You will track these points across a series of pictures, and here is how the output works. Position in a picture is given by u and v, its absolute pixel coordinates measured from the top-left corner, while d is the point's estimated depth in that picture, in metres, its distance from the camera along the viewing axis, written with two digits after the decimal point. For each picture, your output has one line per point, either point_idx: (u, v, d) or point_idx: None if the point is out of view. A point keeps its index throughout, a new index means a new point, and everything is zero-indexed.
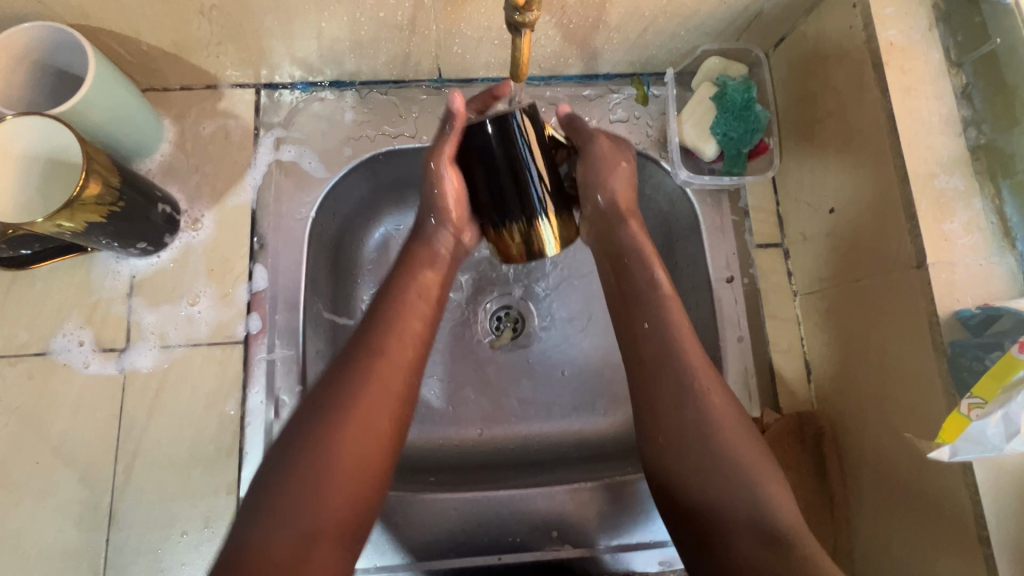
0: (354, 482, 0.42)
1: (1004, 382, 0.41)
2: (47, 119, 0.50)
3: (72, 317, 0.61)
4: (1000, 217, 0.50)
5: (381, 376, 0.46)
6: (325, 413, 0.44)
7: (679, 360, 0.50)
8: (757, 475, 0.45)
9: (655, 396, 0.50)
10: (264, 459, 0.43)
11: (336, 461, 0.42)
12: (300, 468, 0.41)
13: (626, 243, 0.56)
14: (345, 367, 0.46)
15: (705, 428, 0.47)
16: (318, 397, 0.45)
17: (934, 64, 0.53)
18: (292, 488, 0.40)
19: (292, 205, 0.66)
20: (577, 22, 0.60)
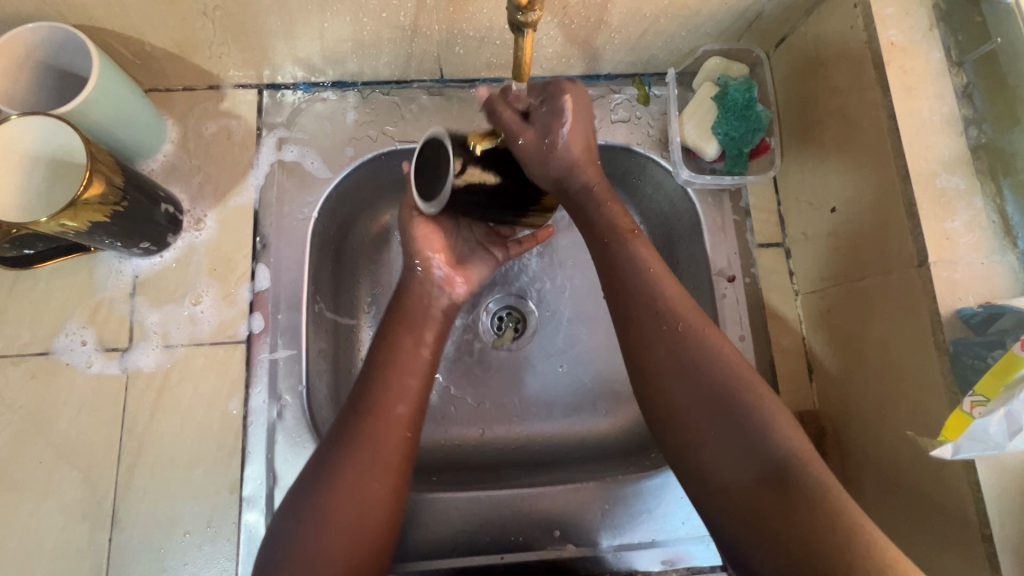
0: (359, 539, 0.47)
1: (1006, 378, 0.41)
2: (51, 119, 0.50)
3: (75, 317, 0.61)
4: (1001, 216, 0.50)
5: (377, 433, 0.50)
6: (325, 472, 0.48)
7: (669, 308, 0.50)
8: (757, 403, 0.45)
9: (647, 339, 0.50)
10: (278, 511, 0.48)
11: (339, 521, 0.46)
12: (307, 538, 0.45)
13: (598, 219, 0.54)
14: (345, 429, 0.50)
15: (694, 367, 0.47)
16: (320, 456, 0.50)
17: (935, 64, 0.53)
18: (298, 541, 0.45)
19: (295, 205, 0.66)
20: (578, 22, 0.60)
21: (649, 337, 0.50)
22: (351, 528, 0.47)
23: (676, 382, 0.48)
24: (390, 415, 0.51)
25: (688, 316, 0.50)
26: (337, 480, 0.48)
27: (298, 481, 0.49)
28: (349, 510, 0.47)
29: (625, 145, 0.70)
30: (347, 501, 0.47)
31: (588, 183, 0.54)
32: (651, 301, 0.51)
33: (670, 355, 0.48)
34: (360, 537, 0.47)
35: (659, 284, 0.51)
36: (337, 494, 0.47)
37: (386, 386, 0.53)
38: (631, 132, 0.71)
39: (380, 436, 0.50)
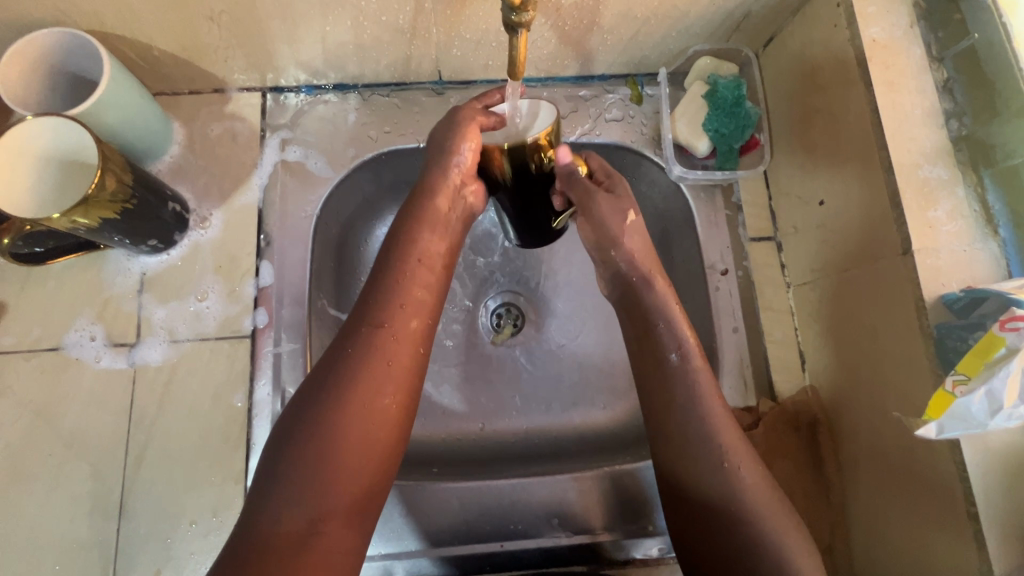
0: (365, 453, 0.46)
1: (987, 359, 0.42)
2: (65, 120, 0.52)
3: (84, 313, 0.63)
4: (983, 204, 0.52)
5: (386, 351, 0.49)
6: (331, 388, 0.46)
7: (723, 443, 0.50)
8: (779, 534, 0.47)
9: (694, 470, 0.50)
10: (276, 426, 0.46)
11: (347, 435, 0.45)
12: (307, 459, 0.43)
13: (647, 300, 0.56)
14: (350, 339, 0.49)
15: (744, 507, 0.48)
16: (325, 367, 0.48)
17: (916, 60, 0.55)
18: (301, 457, 0.43)
19: (298, 203, 0.68)
20: (571, 24, 0.62)
21: (695, 466, 0.50)
22: (362, 447, 0.45)
23: (727, 522, 0.48)
24: (401, 330, 0.50)
25: (741, 452, 0.50)
26: (342, 399, 0.46)
27: (296, 398, 0.47)
28: (359, 428, 0.45)
29: (619, 143, 0.72)
30: (356, 418, 0.45)
31: (646, 279, 0.56)
32: (711, 441, 0.50)
33: (723, 487, 0.49)
34: (367, 456, 0.46)
35: (715, 419, 0.51)
36: (347, 414, 0.45)
37: (398, 298, 0.51)
38: (624, 130, 0.72)
39: (389, 350, 0.49)
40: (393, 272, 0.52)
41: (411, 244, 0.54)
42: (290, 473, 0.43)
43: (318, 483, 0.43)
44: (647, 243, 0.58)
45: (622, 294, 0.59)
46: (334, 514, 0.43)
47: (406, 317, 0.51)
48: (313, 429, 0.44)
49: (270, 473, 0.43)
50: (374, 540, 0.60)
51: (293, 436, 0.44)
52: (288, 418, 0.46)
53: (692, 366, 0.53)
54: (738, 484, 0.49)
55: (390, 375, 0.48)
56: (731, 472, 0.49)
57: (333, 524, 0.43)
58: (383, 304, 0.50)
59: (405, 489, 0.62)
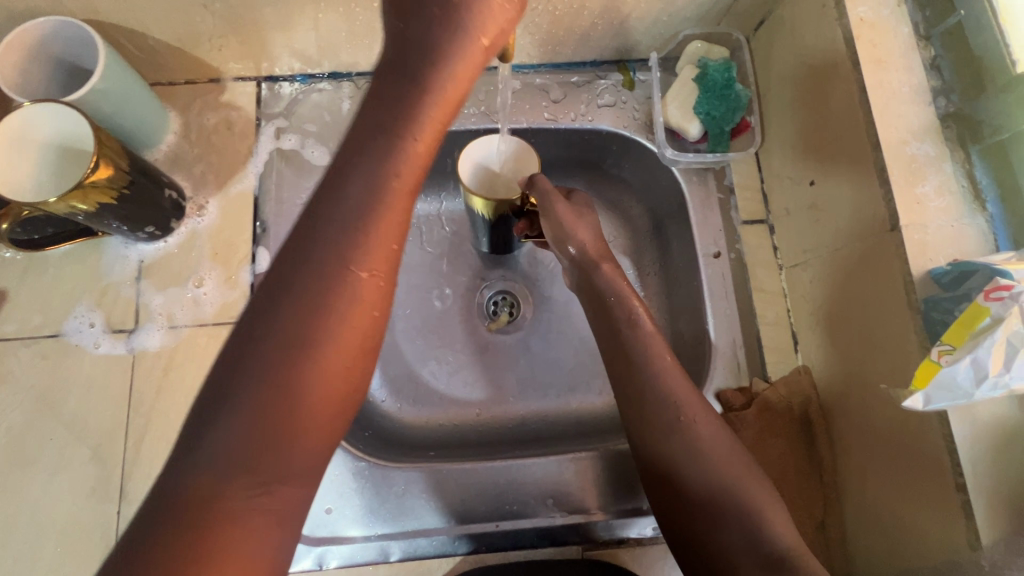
0: (328, 409, 0.36)
1: (972, 329, 0.43)
2: (63, 107, 0.53)
3: (84, 300, 0.63)
4: (970, 180, 0.52)
5: (356, 282, 0.37)
6: (281, 328, 0.35)
7: (676, 396, 0.52)
8: (747, 487, 0.48)
9: (656, 427, 0.52)
10: (212, 371, 0.35)
11: (308, 389, 0.35)
12: (250, 419, 0.34)
13: (601, 285, 0.59)
14: (304, 262, 0.36)
15: (703, 459, 0.49)
16: (272, 299, 0.36)
17: (903, 38, 0.55)
18: (245, 416, 0.34)
19: (294, 191, 0.69)
20: (562, 9, 0.63)
21: (653, 422, 0.52)
22: (322, 400, 0.35)
23: (689, 474, 0.49)
24: (376, 256, 0.38)
25: (693, 406, 0.52)
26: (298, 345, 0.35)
27: (235, 336, 0.36)
28: (324, 378, 0.35)
29: (611, 129, 0.73)
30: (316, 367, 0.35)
31: (600, 268, 0.59)
32: (664, 395, 0.52)
33: (681, 438, 0.51)
34: (331, 410, 0.36)
35: (670, 381, 0.53)
36: (304, 362, 0.35)
37: (368, 210, 0.38)
38: (616, 116, 0.73)
39: (358, 281, 0.37)
40: (361, 173, 0.39)
41: (400, 138, 0.40)
42: (231, 437, 0.33)
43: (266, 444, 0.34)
44: (597, 234, 0.61)
45: (579, 280, 0.61)
46: (291, 479, 0.35)
47: (381, 237, 0.38)
48: (260, 381, 0.34)
49: (202, 435, 0.33)
50: (370, 521, 0.61)
51: (236, 387, 0.34)
52: (224, 367, 0.35)
53: (637, 326, 0.56)
54: (693, 433, 0.51)
55: (359, 308, 0.37)
56: (686, 425, 0.51)
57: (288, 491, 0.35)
58: (346, 220, 0.37)
59: (401, 471, 0.62)
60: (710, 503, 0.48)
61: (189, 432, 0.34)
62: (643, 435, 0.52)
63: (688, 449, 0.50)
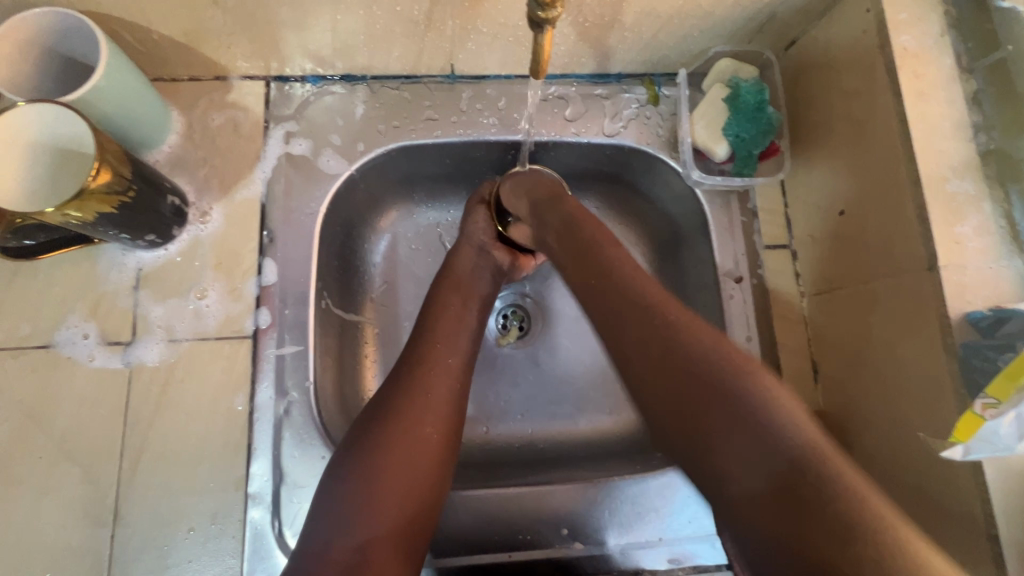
0: (411, 485, 0.48)
1: (1017, 382, 0.42)
2: (60, 107, 0.49)
3: (76, 309, 0.60)
4: (1009, 221, 0.51)
5: (432, 387, 0.53)
6: (382, 420, 0.50)
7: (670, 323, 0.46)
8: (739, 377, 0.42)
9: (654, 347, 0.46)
10: (335, 457, 0.50)
11: (397, 467, 0.48)
12: (359, 487, 0.47)
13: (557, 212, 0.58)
14: (396, 381, 0.54)
15: (703, 378, 0.43)
16: (376, 406, 0.52)
17: (945, 70, 0.53)
18: (355, 485, 0.47)
19: (303, 199, 0.65)
20: (592, 21, 0.60)
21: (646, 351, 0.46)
22: (409, 483, 0.48)
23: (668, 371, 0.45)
24: (444, 372, 0.55)
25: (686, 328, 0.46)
26: (391, 430, 0.50)
27: (347, 437, 0.51)
28: (412, 460, 0.49)
29: (634, 146, 0.71)
30: (405, 446, 0.49)
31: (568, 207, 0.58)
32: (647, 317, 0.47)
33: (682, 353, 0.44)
34: (413, 482, 0.48)
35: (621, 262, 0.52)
36: (393, 440, 0.49)
37: (436, 339, 0.57)
38: (640, 132, 0.70)
39: (434, 388, 0.53)
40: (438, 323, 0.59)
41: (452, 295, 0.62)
42: (343, 495, 0.47)
43: (370, 506, 0.46)
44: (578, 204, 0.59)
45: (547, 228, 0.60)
46: (382, 537, 0.45)
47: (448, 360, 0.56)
48: (366, 455, 0.48)
49: (322, 495, 0.48)
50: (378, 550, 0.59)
51: (348, 464, 0.48)
52: (341, 455, 0.50)
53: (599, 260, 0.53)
54: (677, 337, 0.46)
55: (433, 401, 0.52)
56: (682, 341, 0.45)
57: (379, 551, 0.45)
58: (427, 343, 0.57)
59: None
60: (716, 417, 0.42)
61: (317, 501, 0.48)
62: (637, 369, 0.47)
63: (687, 366, 0.44)
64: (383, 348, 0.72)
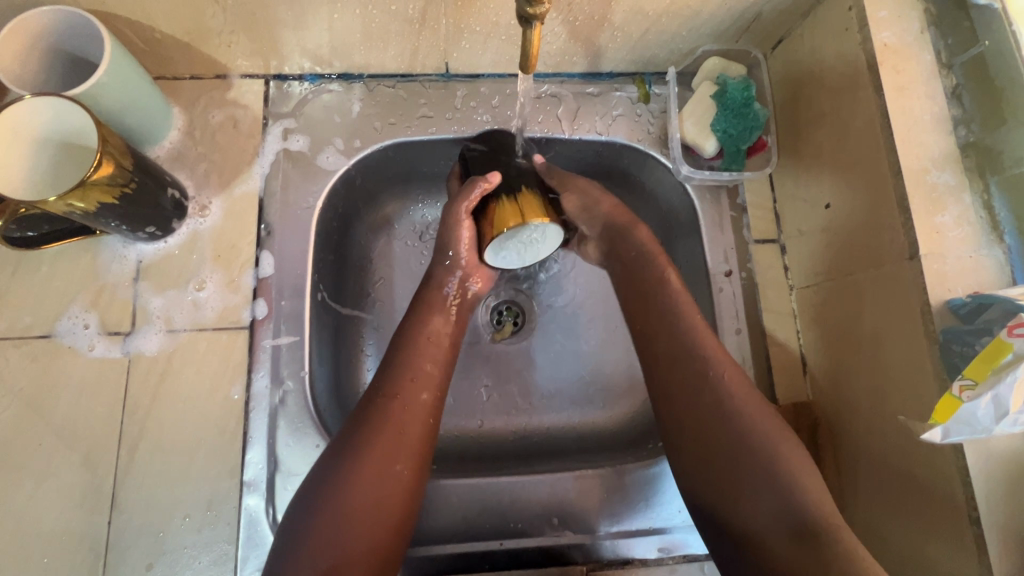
0: (377, 519, 0.48)
1: (993, 364, 0.43)
2: (65, 101, 0.51)
3: (78, 300, 0.61)
4: (989, 211, 0.52)
5: (399, 422, 0.52)
6: (346, 456, 0.49)
7: (696, 344, 0.54)
8: (726, 382, 0.52)
9: (678, 382, 0.53)
10: (298, 492, 0.49)
11: (359, 503, 0.48)
12: (321, 522, 0.47)
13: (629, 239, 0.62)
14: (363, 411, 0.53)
15: (736, 423, 0.50)
16: (341, 441, 0.51)
17: (925, 65, 0.55)
18: (318, 522, 0.47)
19: (300, 194, 0.67)
20: (582, 20, 0.61)
21: (674, 369, 0.54)
22: (374, 516, 0.48)
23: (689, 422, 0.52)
24: (412, 403, 0.53)
25: (713, 353, 0.54)
26: (355, 465, 0.49)
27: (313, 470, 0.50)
28: (376, 494, 0.49)
29: (625, 142, 0.72)
30: (368, 480, 0.49)
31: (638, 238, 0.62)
32: (677, 338, 0.55)
33: (686, 351, 0.54)
34: (379, 513, 0.48)
35: (661, 274, 0.59)
36: (357, 475, 0.48)
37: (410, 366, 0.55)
38: (631, 129, 0.72)
39: (400, 420, 0.52)
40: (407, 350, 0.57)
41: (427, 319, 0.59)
42: (306, 535, 0.46)
43: (337, 535, 0.46)
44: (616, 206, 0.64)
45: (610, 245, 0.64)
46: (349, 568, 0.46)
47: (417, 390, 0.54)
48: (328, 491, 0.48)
49: (285, 533, 0.47)
50: None
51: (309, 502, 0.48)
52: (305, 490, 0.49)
53: (647, 253, 0.60)
54: (688, 354, 0.54)
55: (402, 434, 0.52)
56: (716, 381, 0.52)
57: None
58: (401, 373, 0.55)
59: None
60: (745, 464, 0.48)
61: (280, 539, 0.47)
62: (681, 409, 0.53)
63: (706, 395, 0.52)
64: (378, 341, 0.73)
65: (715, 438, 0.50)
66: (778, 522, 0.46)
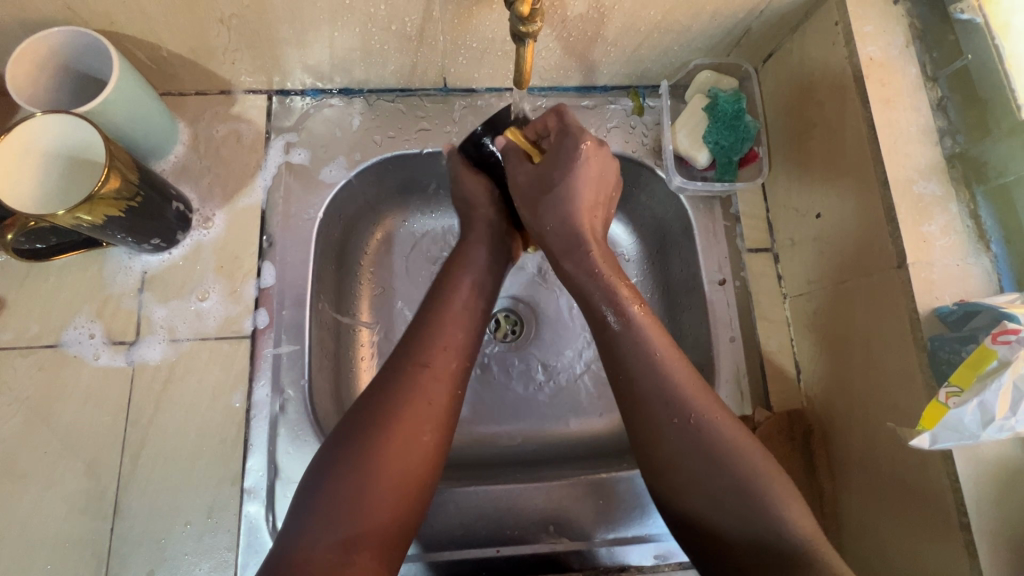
0: (404, 484, 0.48)
1: (979, 371, 0.44)
2: (75, 118, 0.52)
3: (83, 310, 0.63)
4: (975, 220, 0.53)
5: (428, 390, 0.52)
6: (376, 420, 0.50)
7: (660, 361, 0.52)
8: (693, 402, 0.50)
9: (651, 413, 0.51)
10: (324, 452, 0.49)
11: (388, 468, 0.48)
12: (348, 484, 0.46)
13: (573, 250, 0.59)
14: (391, 376, 0.53)
15: (712, 453, 0.48)
16: (370, 405, 0.51)
17: (910, 78, 0.56)
18: (348, 482, 0.46)
19: (301, 206, 0.68)
20: (576, 36, 0.63)
21: (633, 384, 0.52)
22: (401, 482, 0.48)
23: (668, 439, 0.50)
24: (440, 370, 0.54)
25: (677, 371, 0.52)
26: (386, 428, 0.49)
27: (339, 433, 0.50)
28: (404, 460, 0.49)
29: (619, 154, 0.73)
30: (398, 445, 0.49)
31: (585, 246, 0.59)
32: (641, 349, 0.53)
33: (647, 383, 0.51)
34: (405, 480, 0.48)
35: (608, 286, 0.57)
36: (387, 440, 0.49)
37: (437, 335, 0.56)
38: (626, 141, 0.73)
39: (429, 387, 0.52)
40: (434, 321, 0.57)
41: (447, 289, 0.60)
42: (334, 494, 0.46)
43: (360, 502, 0.46)
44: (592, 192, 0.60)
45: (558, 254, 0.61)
46: (370, 535, 0.46)
47: (443, 358, 0.55)
48: (358, 452, 0.48)
49: (306, 498, 0.47)
50: None
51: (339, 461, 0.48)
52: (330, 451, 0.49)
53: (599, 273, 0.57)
54: (650, 367, 0.52)
55: (429, 402, 0.52)
56: (683, 403, 0.50)
57: (367, 550, 0.45)
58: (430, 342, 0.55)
59: None
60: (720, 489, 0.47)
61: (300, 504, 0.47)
62: (647, 428, 0.51)
63: (672, 416, 0.50)
64: (380, 349, 0.74)
65: (687, 460, 0.49)
66: (752, 546, 0.46)
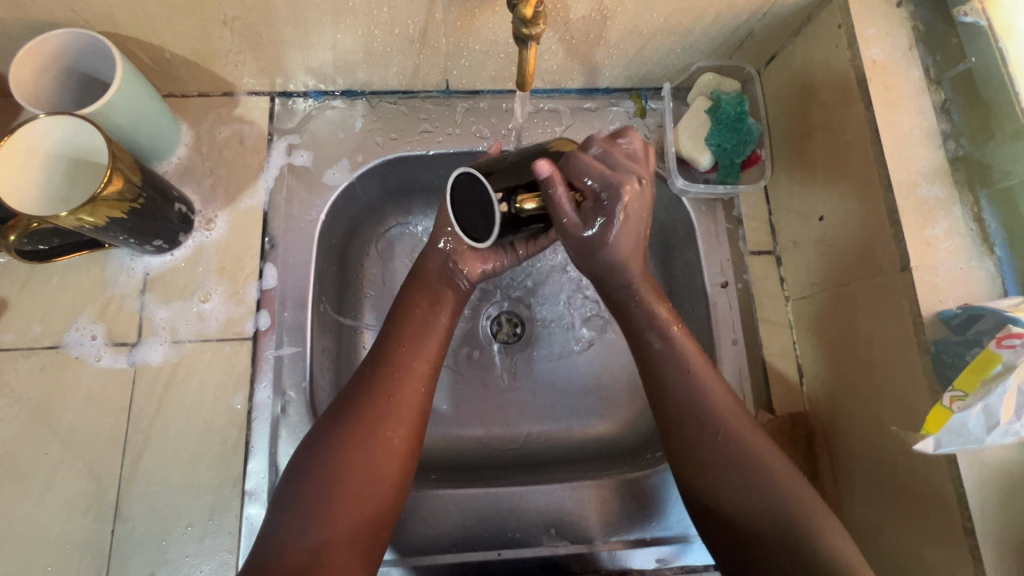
0: (372, 486, 0.49)
1: (983, 375, 0.44)
2: (78, 120, 0.52)
3: (85, 312, 0.63)
4: (979, 224, 0.53)
5: (393, 391, 0.52)
6: (340, 424, 0.50)
7: (683, 354, 0.54)
8: (710, 388, 0.53)
9: (680, 413, 0.53)
10: (295, 456, 0.50)
11: (352, 468, 0.48)
12: (314, 488, 0.47)
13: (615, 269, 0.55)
14: (359, 377, 0.53)
15: (728, 437, 0.51)
16: (337, 409, 0.51)
17: (914, 81, 0.56)
18: (314, 484, 0.47)
19: (303, 207, 0.68)
20: (579, 38, 0.63)
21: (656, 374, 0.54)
22: (371, 484, 0.49)
23: (686, 425, 0.52)
24: (407, 370, 0.54)
25: (699, 360, 0.54)
26: (351, 431, 0.50)
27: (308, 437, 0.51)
28: (367, 463, 0.49)
29: None
30: (362, 448, 0.49)
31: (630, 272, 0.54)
32: (669, 346, 0.54)
33: (671, 372, 0.53)
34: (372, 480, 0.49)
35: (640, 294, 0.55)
36: (353, 441, 0.49)
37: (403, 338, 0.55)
38: None
39: (393, 386, 0.52)
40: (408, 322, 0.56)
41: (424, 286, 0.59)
42: (299, 496, 0.47)
43: (326, 505, 0.47)
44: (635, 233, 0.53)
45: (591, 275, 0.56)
46: (339, 538, 0.46)
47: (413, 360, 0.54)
48: (322, 456, 0.49)
49: (278, 501, 0.48)
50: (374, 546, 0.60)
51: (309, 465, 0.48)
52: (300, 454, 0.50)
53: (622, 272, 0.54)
54: (669, 361, 0.54)
55: (396, 403, 0.52)
56: (705, 388, 0.53)
57: (337, 551, 0.46)
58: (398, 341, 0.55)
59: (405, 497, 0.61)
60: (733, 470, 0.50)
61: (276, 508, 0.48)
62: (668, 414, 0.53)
63: (695, 403, 0.52)
64: None
65: (704, 443, 0.51)
66: (763, 524, 0.48)
